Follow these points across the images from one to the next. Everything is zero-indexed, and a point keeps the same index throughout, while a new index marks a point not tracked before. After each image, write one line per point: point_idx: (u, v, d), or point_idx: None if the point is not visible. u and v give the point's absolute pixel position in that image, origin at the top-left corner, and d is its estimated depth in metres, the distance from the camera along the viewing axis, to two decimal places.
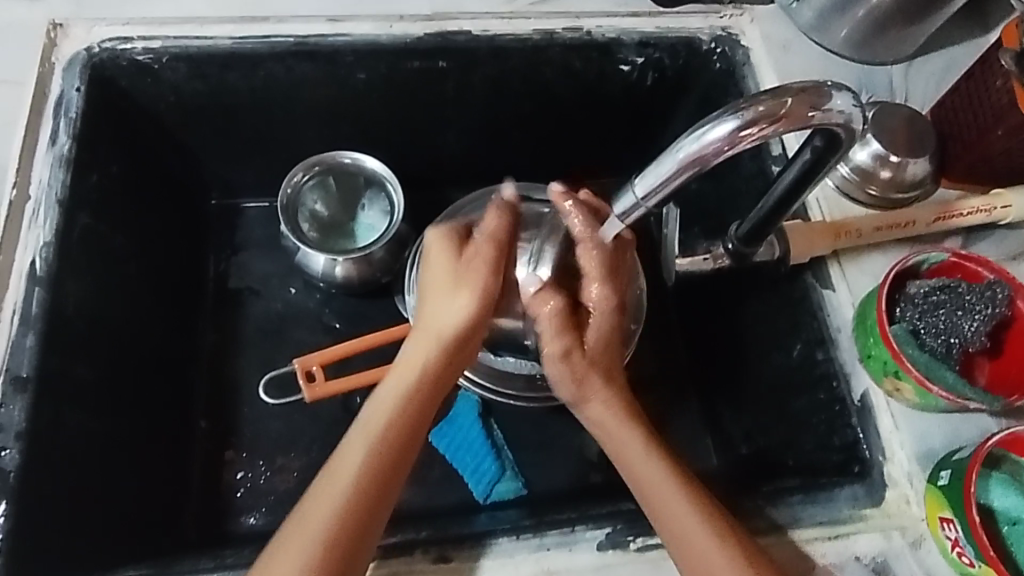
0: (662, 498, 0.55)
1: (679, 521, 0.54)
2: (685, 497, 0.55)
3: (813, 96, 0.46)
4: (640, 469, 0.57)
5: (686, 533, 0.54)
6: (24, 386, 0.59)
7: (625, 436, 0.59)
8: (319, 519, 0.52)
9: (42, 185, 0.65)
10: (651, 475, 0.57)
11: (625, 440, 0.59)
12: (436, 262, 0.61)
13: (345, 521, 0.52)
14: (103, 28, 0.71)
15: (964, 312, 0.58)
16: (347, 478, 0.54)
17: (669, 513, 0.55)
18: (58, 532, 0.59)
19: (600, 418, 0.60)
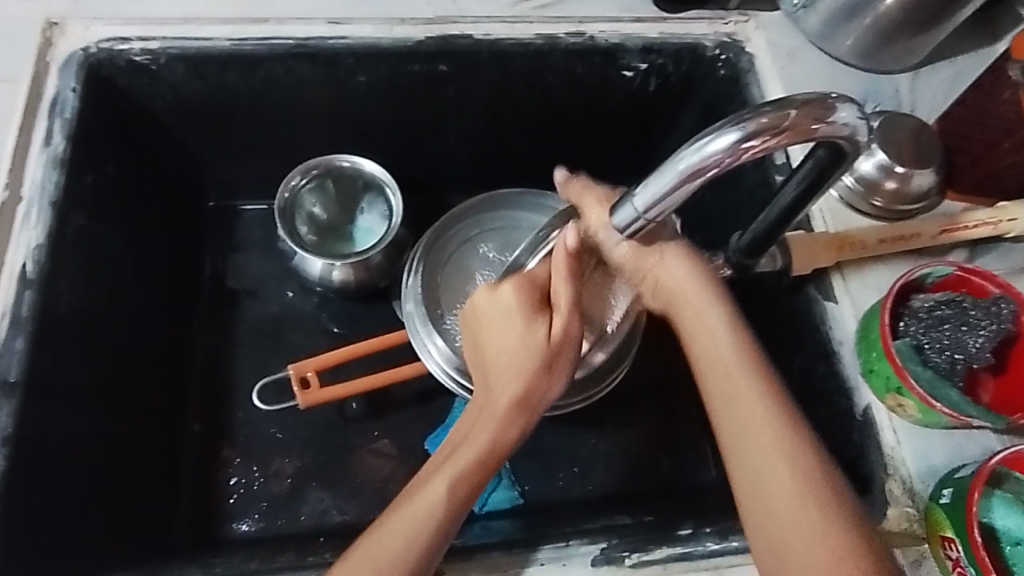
0: (750, 442, 0.49)
1: (747, 423, 0.49)
2: (788, 452, 0.48)
3: (817, 109, 0.45)
4: (737, 407, 0.50)
5: (768, 490, 0.47)
6: (12, 390, 0.58)
7: (702, 314, 0.53)
8: (394, 542, 0.50)
9: (36, 185, 0.64)
10: (747, 412, 0.49)
11: (700, 318, 0.53)
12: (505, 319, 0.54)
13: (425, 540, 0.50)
14: (100, 28, 0.70)
15: (969, 328, 0.57)
16: (425, 497, 0.51)
17: (754, 470, 0.48)
18: (45, 538, 0.58)
19: (674, 286, 0.55)
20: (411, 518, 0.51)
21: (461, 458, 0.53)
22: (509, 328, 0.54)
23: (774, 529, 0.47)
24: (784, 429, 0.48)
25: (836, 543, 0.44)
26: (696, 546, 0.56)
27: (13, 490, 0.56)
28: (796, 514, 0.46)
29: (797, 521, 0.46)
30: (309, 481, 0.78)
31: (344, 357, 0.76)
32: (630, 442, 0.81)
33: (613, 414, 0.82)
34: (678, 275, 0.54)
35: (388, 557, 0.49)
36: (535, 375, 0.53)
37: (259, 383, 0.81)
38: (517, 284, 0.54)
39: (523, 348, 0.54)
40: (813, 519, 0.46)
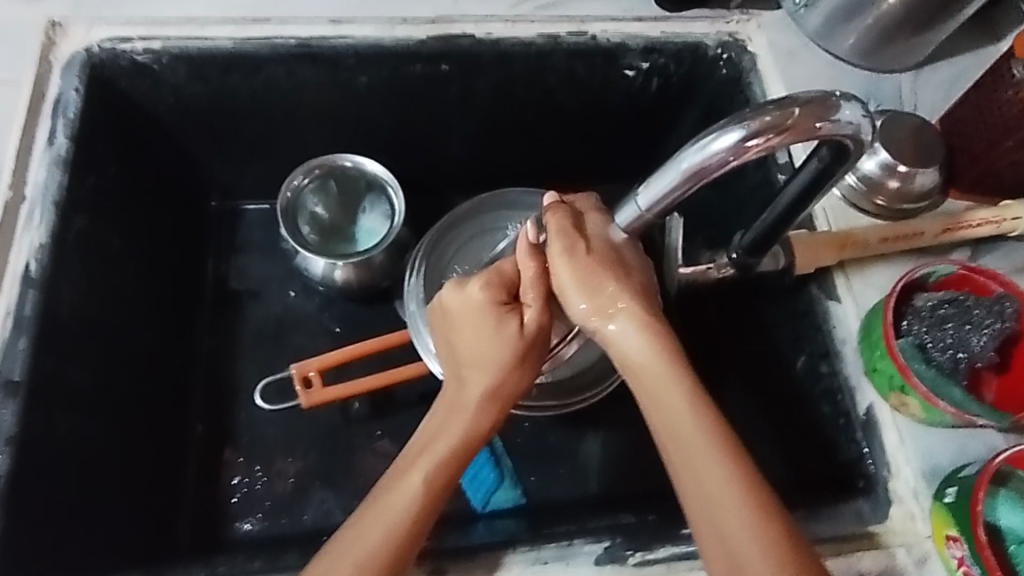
0: (683, 456, 0.48)
1: (705, 482, 0.47)
2: (703, 462, 0.47)
3: (821, 107, 0.45)
4: (664, 407, 0.49)
5: (709, 505, 0.46)
6: (15, 390, 0.58)
7: (664, 379, 0.50)
8: (374, 536, 0.49)
9: (38, 186, 0.64)
10: (684, 420, 0.48)
11: (662, 384, 0.50)
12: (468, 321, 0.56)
13: (406, 533, 0.50)
14: (102, 28, 0.71)
15: (973, 326, 0.57)
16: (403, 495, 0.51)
17: (691, 483, 0.47)
18: (48, 538, 0.58)
19: (622, 335, 0.51)
20: (391, 513, 0.50)
21: (435, 452, 0.54)
22: (478, 325, 0.56)
23: (718, 546, 0.46)
24: (710, 425, 0.48)
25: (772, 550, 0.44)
26: None
27: (15, 491, 0.56)
28: (736, 526, 0.45)
29: (723, 530, 0.46)
30: (311, 481, 0.78)
31: (346, 357, 0.76)
32: (632, 442, 0.81)
33: (615, 414, 0.82)
34: (625, 326, 0.51)
35: (366, 551, 0.49)
36: (505, 369, 0.56)
37: (261, 383, 0.81)
38: (484, 281, 0.55)
39: (482, 356, 0.56)
40: (745, 528, 0.45)
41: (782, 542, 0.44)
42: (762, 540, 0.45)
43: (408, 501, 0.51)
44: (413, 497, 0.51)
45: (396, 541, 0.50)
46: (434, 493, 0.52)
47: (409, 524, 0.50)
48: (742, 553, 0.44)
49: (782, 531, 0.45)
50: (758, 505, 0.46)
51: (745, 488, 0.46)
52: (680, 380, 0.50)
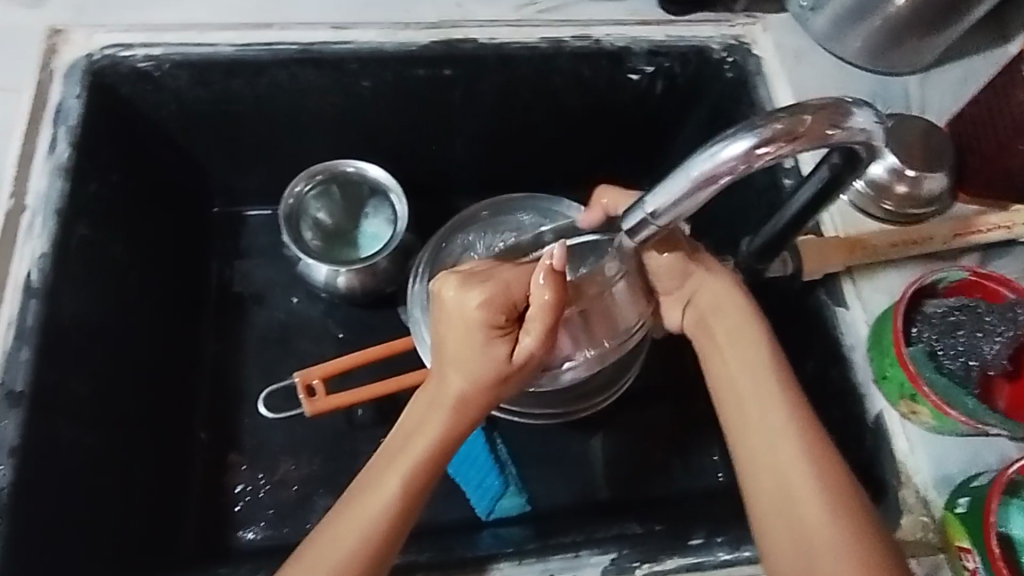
0: (760, 407, 0.54)
1: (775, 435, 0.53)
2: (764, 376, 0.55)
3: (833, 114, 0.45)
4: (732, 361, 0.57)
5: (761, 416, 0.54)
6: (18, 401, 0.58)
7: (742, 329, 0.58)
8: (348, 541, 0.49)
9: (39, 195, 0.64)
10: (760, 383, 0.55)
11: (736, 329, 0.58)
12: (459, 331, 0.52)
13: (381, 536, 0.50)
14: (103, 35, 0.70)
15: (985, 334, 0.55)
16: (380, 504, 0.50)
17: (734, 386, 0.56)
18: (53, 549, 0.58)
19: (711, 294, 0.59)
20: (368, 512, 0.50)
21: (412, 456, 0.52)
22: (466, 338, 0.52)
23: (774, 459, 0.52)
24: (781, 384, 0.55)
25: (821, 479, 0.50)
26: (708, 555, 0.55)
27: (20, 502, 0.56)
28: (790, 447, 0.52)
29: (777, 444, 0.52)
30: (315, 488, 0.78)
31: (350, 364, 0.76)
32: (638, 448, 0.80)
33: (621, 419, 0.81)
34: (723, 311, 0.59)
35: (350, 547, 0.49)
36: (483, 386, 0.52)
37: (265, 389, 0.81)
38: (486, 298, 0.50)
39: (459, 376, 0.53)
40: (800, 451, 0.52)
41: (827, 482, 0.50)
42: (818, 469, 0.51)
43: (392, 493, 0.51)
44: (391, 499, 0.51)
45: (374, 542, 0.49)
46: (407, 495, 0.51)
47: (375, 540, 0.50)
48: (798, 476, 0.51)
49: (854, 522, 0.49)
50: (811, 433, 0.53)
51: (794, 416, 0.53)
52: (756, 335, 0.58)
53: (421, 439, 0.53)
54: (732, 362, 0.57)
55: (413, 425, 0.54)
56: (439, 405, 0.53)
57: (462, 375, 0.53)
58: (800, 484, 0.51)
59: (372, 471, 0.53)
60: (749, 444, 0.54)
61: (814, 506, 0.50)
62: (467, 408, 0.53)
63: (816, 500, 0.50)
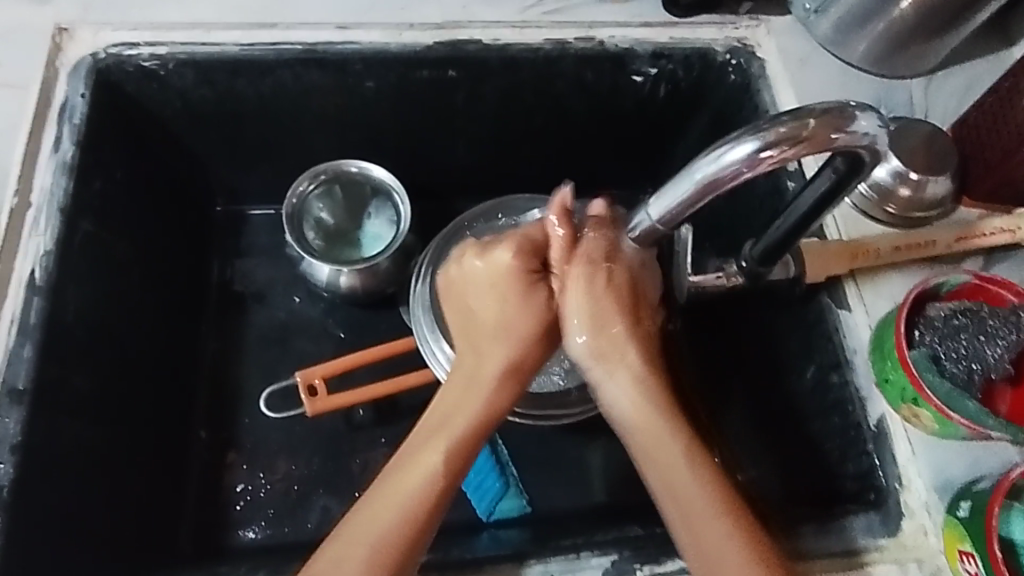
0: (701, 530, 0.50)
1: (713, 554, 0.50)
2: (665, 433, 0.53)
3: (837, 118, 0.44)
4: (675, 485, 0.51)
5: (671, 475, 0.52)
6: (20, 398, 0.58)
7: (660, 436, 0.53)
8: (389, 514, 0.50)
9: (44, 192, 0.64)
10: (694, 499, 0.51)
11: (663, 447, 0.52)
12: (495, 284, 0.56)
13: (416, 520, 0.50)
14: (109, 33, 0.70)
15: (987, 337, 0.55)
16: (421, 475, 0.51)
17: (672, 490, 0.51)
18: (54, 546, 0.58)
19: (622, 400, 0.54)
20: (400, 498, 0.50)
21: (452, 430, 0.53)
22: (505, 291, 0.56)
23: (685, 520, 0.51)
24: (710, 496, 0.51)
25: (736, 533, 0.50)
26: None
27: (21, 499, 0.56)
28: (699, 505, 0.51)
29: (687, 502, 0.51)
30: (315, 488, 0.78)
31: (351, 364, 0.76)
32: None
33: None
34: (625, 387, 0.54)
35: (380, 533, 0.49)
36: (526, 338, 0.56)
37: (266, 390, 0.81)
38: (516, 247, 0.56)
39: (502, 334, 0.56)
40: (708, 511, 0.51)
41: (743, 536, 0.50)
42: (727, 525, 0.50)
43: (422, 478, 0.51)
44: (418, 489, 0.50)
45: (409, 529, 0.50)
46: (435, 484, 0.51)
47: (422, 507, 0.50)
48: (708, 536, 0.50)
49: None
50: (719, 489, 0.52)
51: (704, 471, 0.52)
52: (675, 440, 0.53)
53: (461, 409, 0.54)
54: (674, 480, 0.52)
55: (450, 400, 0.55)
56: (479, 372, 0.56)
57: (505, 330, 0.56)
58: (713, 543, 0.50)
59: (413, 444, 0.53)
60: (670, 505, 0.51)
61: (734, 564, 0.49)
62: (511, 369, 0.56)
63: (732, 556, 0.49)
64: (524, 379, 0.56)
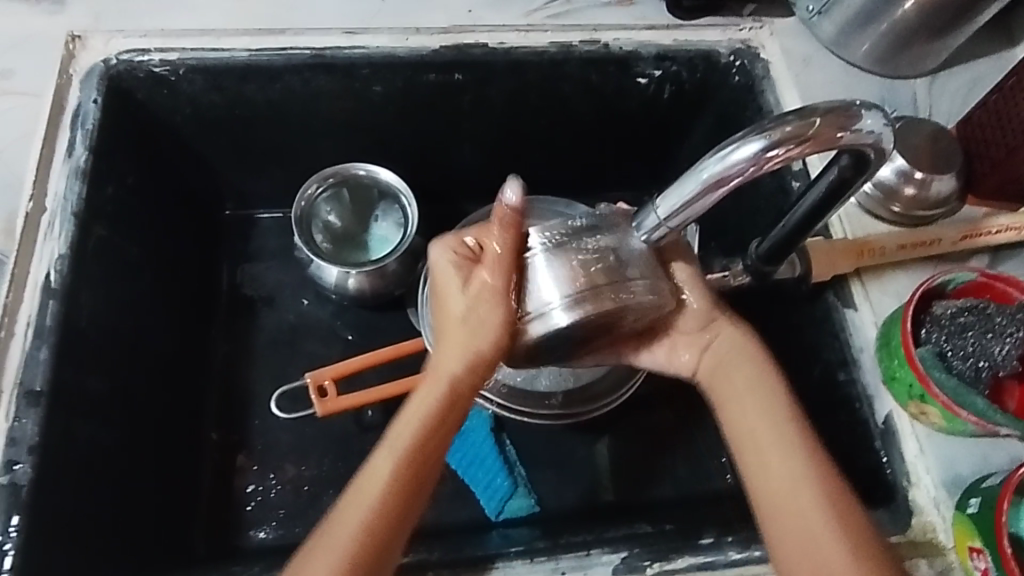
0: (800, 515, 0.50)
1: (809, 537, 0.49)
2: (772, 412, 0.54)
3: (843, 117, 0.45)
4: (779, 468, 0.52)
5: (755, 429, 0.54)
6: (37, 400, 0.58)
7: (759, 403, 0.55)
8: (348, 529, 0.47)
9: (58, 197, 0.65)
10: (797, 482, 0.51)
11: (761, 421, 0.54)
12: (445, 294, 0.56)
13: (381, 520, 0.48)
14: (120, 41, 0.71)
15: (994, 334, 0.55)
16: (378, 486, 0.49)
17: (776, 468, 0.52)
18: (69, 547, 0.59)
19: (723, 352, 0.57)
20: (356, 514, 0.48)
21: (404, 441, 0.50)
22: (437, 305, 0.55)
23: (783, 500, 0.51)
24: (818, 481, 0.51)
25: (824, 511, 0.50)
26: (718, 555, 0.55)
27: (40, 499, 0.57)
28: (798, 483, 0.51)
29: (782, 482, 0.52)
30: (325, 489, 0.78)
31: (360, 365, 0.76)
32: (646, 450, 0.80)
33: (629, 422, 0.81)
34: (734, 347, 0.57)
35: (338, 554, 0.47)
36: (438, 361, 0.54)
37: (276, 392, 0.81)
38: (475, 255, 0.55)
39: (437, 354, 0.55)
40: (807, 493, 0.51)
41: (834, 514, 0.50)
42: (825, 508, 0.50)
43: (384, 480, 0.49)
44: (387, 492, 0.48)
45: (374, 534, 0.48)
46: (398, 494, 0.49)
47: (378, 519, 0.48)
48: (805, 518, 0.50)
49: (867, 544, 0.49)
50: (823, 475, 0.51)
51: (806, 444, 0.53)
52: (779, 411, 0.54)
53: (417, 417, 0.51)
54: (784, 455, 0.52)
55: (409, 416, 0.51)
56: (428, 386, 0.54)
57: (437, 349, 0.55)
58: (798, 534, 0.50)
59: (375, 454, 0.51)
60: (769, 494, 0.52)
61: (825, 537, 0.49)
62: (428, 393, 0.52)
63: (826, 539, 0.49)
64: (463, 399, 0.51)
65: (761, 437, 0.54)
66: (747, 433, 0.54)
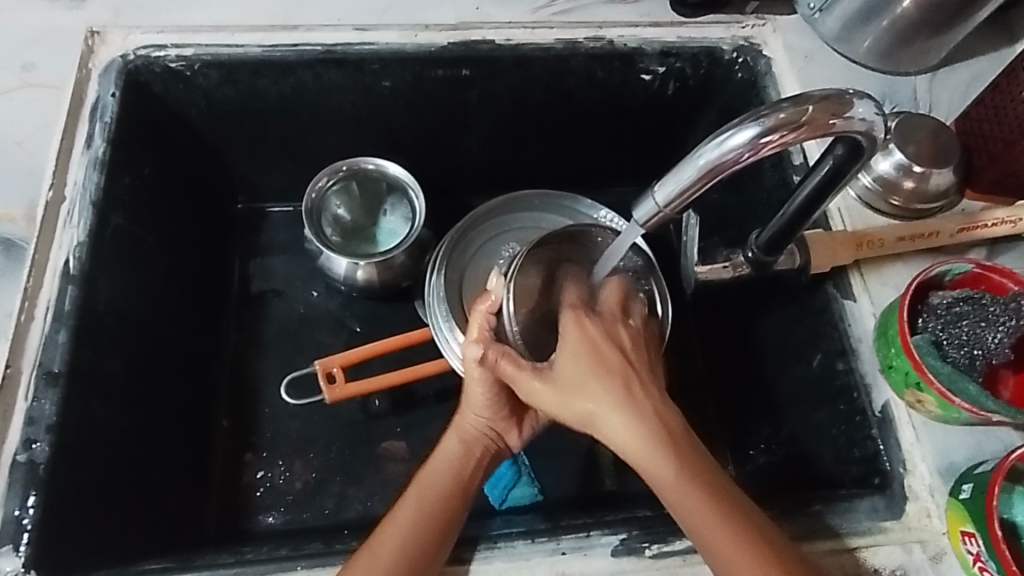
0: (703, 529, 0.50)
1: (712, 541, 0.50)
2: (643, 434, 0.52)
3: (835, 105, 0.46)
4: (672, 486, 0.51)
5: (652, 464, 0.52)
6: (55, 380, 0.60)
7: (650, 449, 0.52)
8: (397, 539, 0.55)
9: (77, 186, 0.67)
10: (688, 500, 0.51)
11: (651, 457, 0.52)
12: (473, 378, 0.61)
13: (426, 528, 0.56)
14: (138, 36, 0.73)
15: (987, 324, 0.56)
16: (417, 507, 0.57)
17: (677, 494, 0.51)
18: (85, 523, 0.61)
19: (579, 376, 0.55)
20: (399, 530, 0.56)
21: (436, 484, 0.60)
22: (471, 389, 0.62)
23: (688, 518, 0.51)
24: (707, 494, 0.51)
25: (728, 526, 0.50)
26: None
27: (58, 475, 0.58)
28: (694, 507, 0.51)
29: (689, 508, 0.51)
30: (333, 476, 0.80)
31: (367, 354, 0.78)
32: None
33: None
34: (570, 351, 0.56)
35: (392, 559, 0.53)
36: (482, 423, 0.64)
37: (284, 379, 0.83)
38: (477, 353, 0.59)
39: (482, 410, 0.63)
40: (707, 510, 0.50)
41: (738, 526, 0.50)
42: (722, 514, 0.50)
43: (412, 517, 0.56)
44: (420, 523, 0.56)
45: (412, 550, 0.54)
46: (430, 528, 0.56)
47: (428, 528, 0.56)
48: (707, 528, 0.50)
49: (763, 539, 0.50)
50: (709, 487, 0.51)
51: (687, 458, 0.52)
52: (663, 449, 0.52)
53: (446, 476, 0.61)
54: (671, 478, 0.51)
55: (430, 476, 0.61)
56: (462, 428, 0.64)
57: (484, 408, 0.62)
58: (718, 546, 0.50)
59: (406, 494, 0.59)
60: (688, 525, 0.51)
61: (722, 536, 0.50)
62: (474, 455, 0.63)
63: (726, 544, 0.50)
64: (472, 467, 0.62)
65: (648, 458, 0.52)
66: (636, 457, 0.52)
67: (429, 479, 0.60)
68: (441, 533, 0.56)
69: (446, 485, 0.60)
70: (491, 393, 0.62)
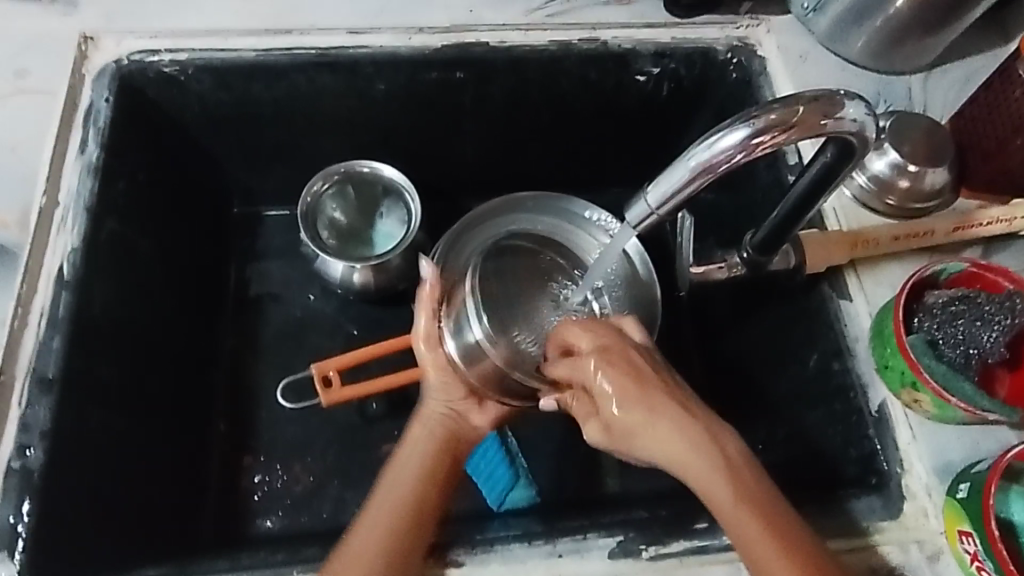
0: (750, 544, 0.50)
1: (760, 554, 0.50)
2: (705, 456, 0.52)
3: (825, 105, 0.46)
4: (723, 502, 0.52)
5: (707, 481, 0.52)
6: (49, 387, 0.60)
7: (707, 468, 0.52)
8: (374, 534, 0.55)
9: (71, 192, 0.67)
10: (740, 517, 0.51)
11: (705, 474, 0.52)
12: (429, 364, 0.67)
13: (400, 520, 0.57)
14: (131, 41, 0.73)
15: (983, 322, 0.57)
16: (392, 501, 0.58)
17: (732, 513, 0.51)
18: (81, 529, 0.60)
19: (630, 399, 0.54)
20: (374, 523, 0.56)
21: (407, 473, 0.61)
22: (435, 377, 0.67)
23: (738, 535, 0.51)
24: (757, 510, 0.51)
25: (778, 541, 0.50)
26: (712, 539, 0.56)
27: (53, 482, 0.58)
28: (747, 522, 0.51)
29: (739, 523, 0.51)
30: (330, 480, 0.80)
31: (366, 357, 0.77)
32: None
33: None
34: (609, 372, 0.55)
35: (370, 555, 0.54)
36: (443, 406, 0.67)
37: (281, 383, 0.83)
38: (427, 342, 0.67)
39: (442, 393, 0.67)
40: (758, 525, 0.51)
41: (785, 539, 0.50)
42: (771, 532, 0.50)
43: (385, 510, 0.57)
44: (394, 516, 0.57)
45: (389, 543, 0.55)
46: (402, 533, 0.56)
47: (404, 521, 0.57)
48: (755, 543, 0.50)
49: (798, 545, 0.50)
50: (761, 504, 0.52)
51: (739, 476, 0.52)
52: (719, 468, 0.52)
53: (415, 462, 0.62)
54: (724, 495, 0.52)
55: (399, 463, 0.63)
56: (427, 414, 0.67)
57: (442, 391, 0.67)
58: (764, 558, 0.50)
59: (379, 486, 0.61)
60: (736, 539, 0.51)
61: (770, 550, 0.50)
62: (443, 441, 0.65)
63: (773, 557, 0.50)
64: (441, 454, 0.63)
65: (704, 477, 0.52)
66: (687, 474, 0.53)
67: (399, 467, 0.62)
68: (416, 523, 0.57)
69: (417, 471, 0.61)
70: (446, 375, 0.67)
